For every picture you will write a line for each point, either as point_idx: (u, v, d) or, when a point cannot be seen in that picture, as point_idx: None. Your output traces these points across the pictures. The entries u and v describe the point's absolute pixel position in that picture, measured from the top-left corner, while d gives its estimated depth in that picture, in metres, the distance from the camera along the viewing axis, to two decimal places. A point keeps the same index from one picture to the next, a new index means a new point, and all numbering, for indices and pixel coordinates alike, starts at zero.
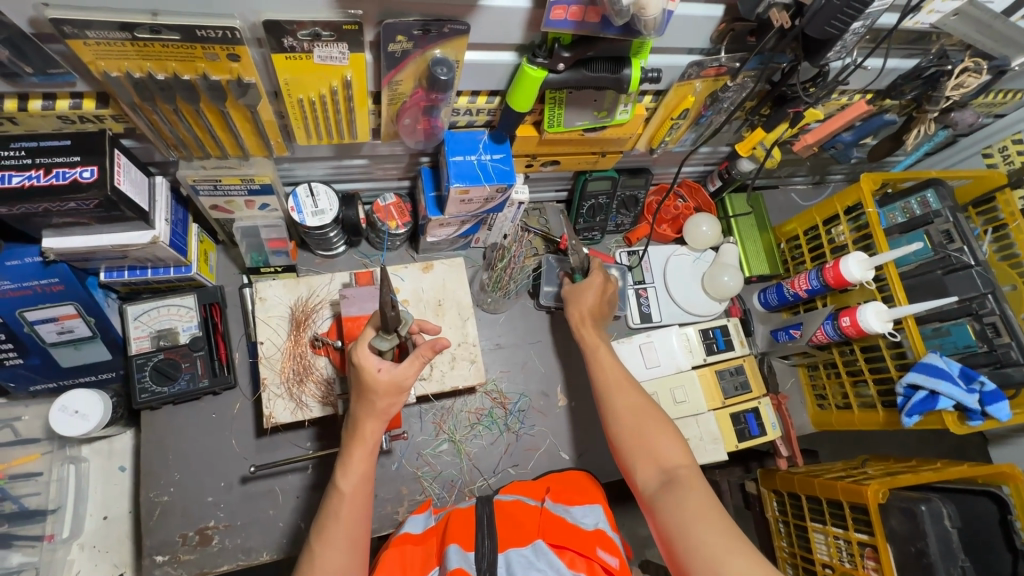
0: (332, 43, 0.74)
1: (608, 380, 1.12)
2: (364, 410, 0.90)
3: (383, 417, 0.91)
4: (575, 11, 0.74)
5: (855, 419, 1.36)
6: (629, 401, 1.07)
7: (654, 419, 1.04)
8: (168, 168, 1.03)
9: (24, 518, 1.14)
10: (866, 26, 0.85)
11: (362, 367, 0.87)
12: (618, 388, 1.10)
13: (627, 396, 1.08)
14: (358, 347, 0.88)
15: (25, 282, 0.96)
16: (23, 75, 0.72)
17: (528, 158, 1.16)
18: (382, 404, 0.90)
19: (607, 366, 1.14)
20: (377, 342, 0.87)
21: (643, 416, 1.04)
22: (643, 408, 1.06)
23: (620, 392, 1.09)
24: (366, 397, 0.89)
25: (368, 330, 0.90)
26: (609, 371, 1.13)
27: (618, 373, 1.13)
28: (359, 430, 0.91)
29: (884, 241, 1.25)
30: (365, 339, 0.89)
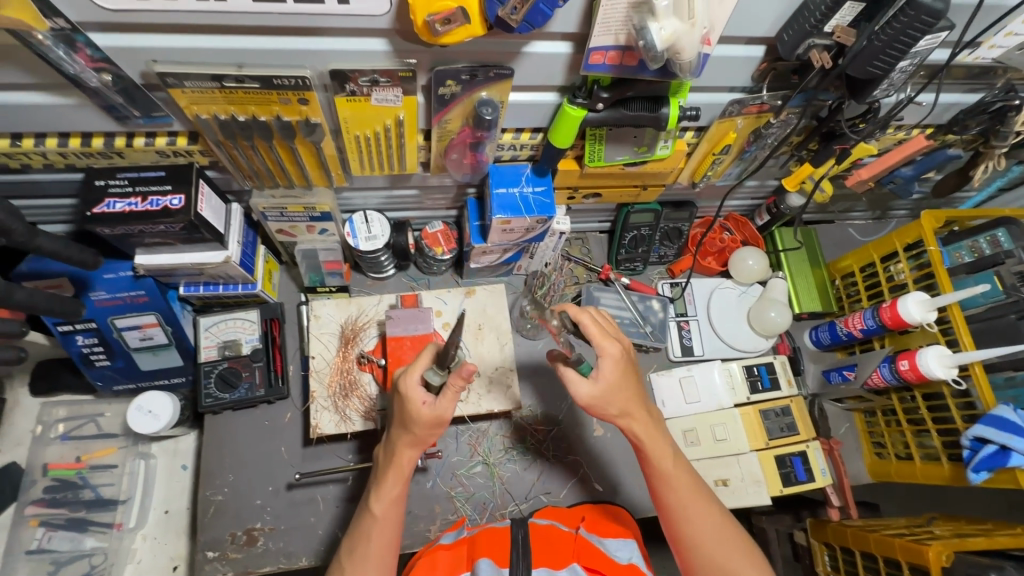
0: (389, 88, 0.82)
1: (679, 486, 0.93)
2: (405, 438, 0.90)
3: (420, 446, 0.92)
4: (613, 56, 0.77)
5: (916, 472, 1.27)
6: (708, 516, 0.92)
7: (736, 537, 0.92)
8: (243, 196, 1.15)
9: (99, 506, 1.29)
10: (915, 64, 0.84)
11: (407, 397, 0.86)
12: (694, 504, 0.92)
13: (705, 512, 0.92)
14: (408, 374, 0.87)
15: (118, 293, 1.09)
16: (132, 118, 0.85)
17: (569, 190, 1.20)
18: (422, 434, 0.89)
19: (675, 474, 0.93)
20: (428, 376, 0.85)
21: (725, 536, 0.91)
22: (723, 526, 0.92)
23: (698, 509, 0.92)
24: (410, 429, 0.89)
25: (426, 350, 0.89)
26: (681, 481, 0.93)
27: (690, 480, 0.94)
28: (398, 460, 0.93)
29: (948, 281, 1.19)
30: (416, 365, 0.88)
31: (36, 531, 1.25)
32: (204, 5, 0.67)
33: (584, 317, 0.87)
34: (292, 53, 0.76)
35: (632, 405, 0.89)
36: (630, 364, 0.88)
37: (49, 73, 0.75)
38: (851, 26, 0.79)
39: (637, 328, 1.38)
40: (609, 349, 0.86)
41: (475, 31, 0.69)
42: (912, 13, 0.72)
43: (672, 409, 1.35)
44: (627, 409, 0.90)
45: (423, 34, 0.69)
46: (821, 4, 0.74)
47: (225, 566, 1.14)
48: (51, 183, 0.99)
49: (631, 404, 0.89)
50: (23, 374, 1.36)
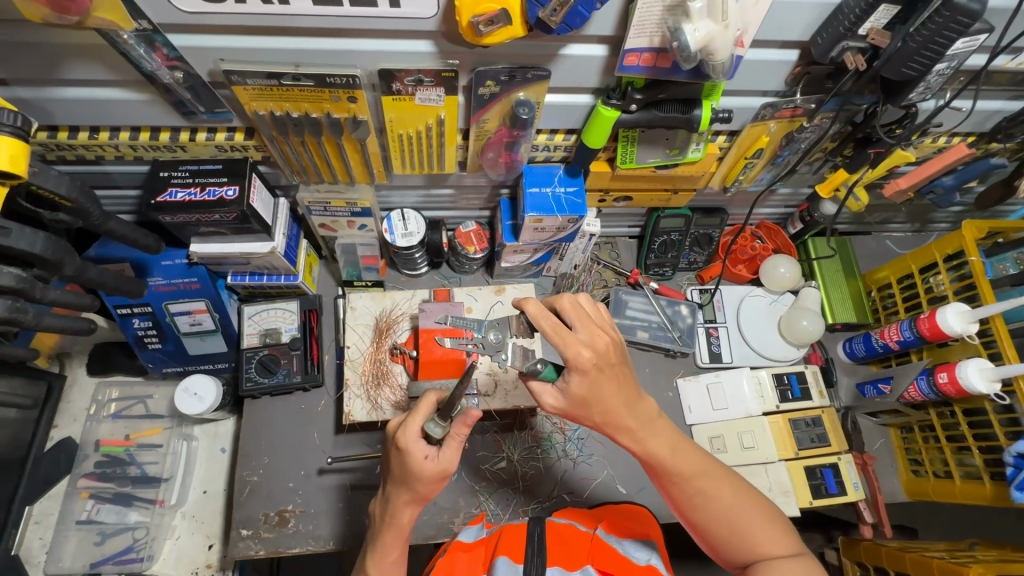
0: (432, 87, 0.87)
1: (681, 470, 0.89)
2: (404, 495, 0.87)
3: (417, 502, 0.88)
4: (647, 58, 0.81)
5: (956, 491, 1.23)
6: (722, 494, 0.89)
7: (753, 505, 0.90)
8: (290, 192, 1.21)
9: (144, 483, 1.35)
10: (953, 66, 0.84)
11: (408, 454, 0.84)
12: (704, 485, 0.89)
13: (717, 490, 0.89)
14: (406, 429, 0.85)
15: (173, 279, 1.17)
16: (198, 113, 0.93)
17: (600, 193, 1.23)
18: (425, 490, 0.87)
19: (676, 456, 0.89)
20: (428, 426, 0.85)
21: (744, 508, 0.89)
22: (739, 502, 0.89)
23: (709, 486, 0.89)
24: (409, 484, 0.86)
25: (426, 401, 0.88)
26: (684, 461, 0.89)
27: (695, 461, 0.90)
28: (396, 520, 0.89)
29: (991, 292, 1.16)
30: (415, 419, 0.86)
31: (86, 503, 1.34)
32: (269, 8, 0.73)
33: (541, 318, 0.79)
34: (344, 54, 0.82)
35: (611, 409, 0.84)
36: (602, 366, 0.81)
37: (128, 70, 0.83)
38: (886, 29, 0.80)
39: (664, 333, 1.38)
40: (579, 358, 0.79)
41: (515, 33, 0.74)
42: (947, 13, 0.72)
43: (698, 415, 1.34)
44: (612, 405, 0.84)
45: (467, 35, 0.73)
46: (855, 6, 0.75)
47: (258, 545, 1.18)
48: (120, 174, 1.08)
49: (616, 399, 0.84)
50: (81, 354, 1.46)
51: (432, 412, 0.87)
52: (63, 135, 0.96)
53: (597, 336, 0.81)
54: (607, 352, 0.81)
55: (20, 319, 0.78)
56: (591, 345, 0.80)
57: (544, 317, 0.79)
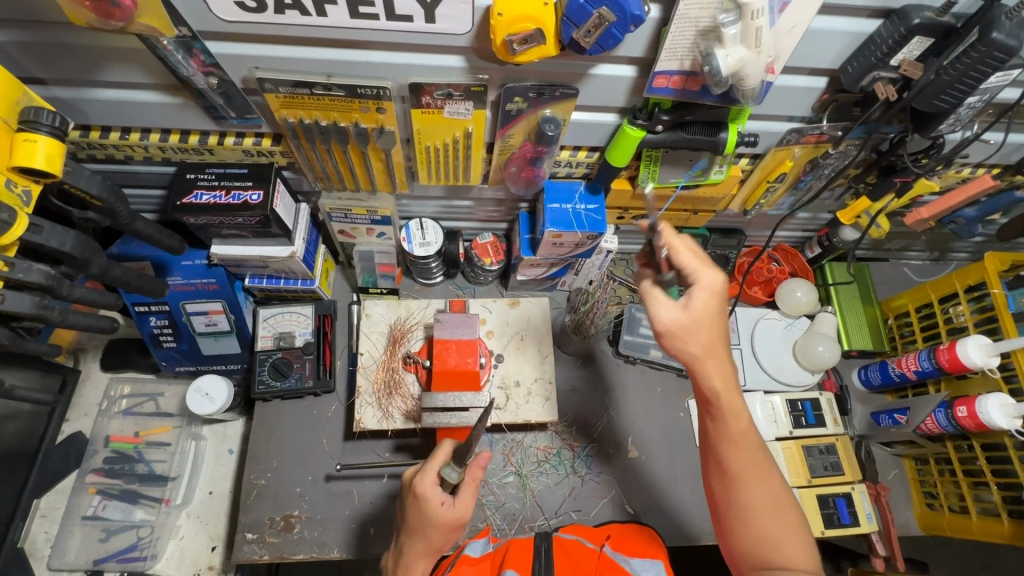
0: (461, 101, 0.87)
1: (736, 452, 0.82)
2: (419, 546, 0.87)
3: (429, 553, 0.88)
4: (676, 80, 0.81)
5: (972, 527, 1.20)
6: (763, 491, 0.81)
7: (790, 518, 0.81)
8: (312, 197, 1.23)
9: (151, 481, 1.35)
10: (983, 100, 0.84)
11: (425, 499, 0.86)
12: (749, 475, 0.82)
13: (761, 484, 0.82)
14: (423, 477, 0.87)
15: (192, 279, 1.18)
16: (228, 118, 0.94)
17: (619, 210, 1.23)
18: (439, 540, 0.87)
19: (739, 445, 0.82)
20: (445, 470, 0.87)
21: (773, 517, 0.81)
22: (779, 509, 0.81)
23: (756, 478, 0.82)
24: (423, 532, 0.86)
25: (441, 448, 0.91)
26: (740, 452, 0.82)
27: (751, 453, 0.82)
28: (409, 574, 0.88)
29: (1013, 326, 1.14)
30: (431, 465, 0.88)
31: (93, 499, 1.34)
32: (308, 19, 0.74)
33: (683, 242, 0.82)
34: (377, 66, 0.83)
35: (704, 358, 0.81)
36: (692, 325, 0.80)
37: (164, 75, 0.84)
38: (919, 60, 0.80)
39: None
40: (662, 316, 0.81)
41: (548, 51, 0.75)
42: (982, 49, 0.72)
43: None
44: (697, 362, 0.81)
45: (501, 52, 0.74)
46: (889, 37, 0.75)
47: (262, 550, 1.17)
48: (147, 174, 1.09)
49: (703, 358, 0.81)
50: (96, 349, 1.47)
51: (449, 458, 0.89)
52: (95, 134, 0.97)
53: (694, 302, 0.80)
54: (705, 309, 0.80)
55: (46, 315, 0.78)
56: (677, 308, 0.80)
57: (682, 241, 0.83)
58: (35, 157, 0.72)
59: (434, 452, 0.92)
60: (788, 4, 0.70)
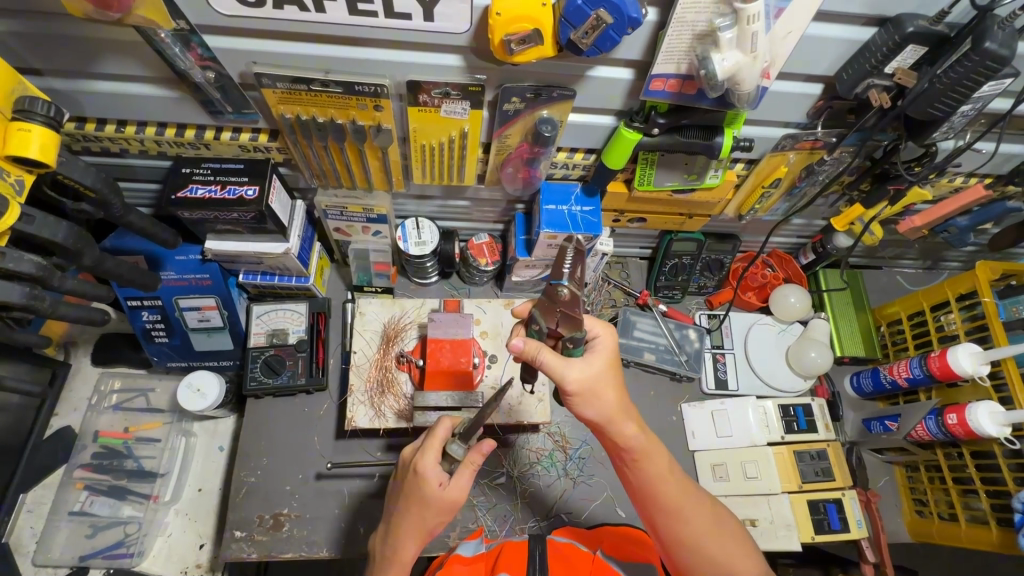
0: (458, 100, 0.88)
1: (667, 493, 0.86)
2: (410, 529, 0.87)
3: (419, 536, 0.88)
4: (673, 83, 0.82)
5: (961, 535, 1.20)
6: (701, 519, 0.87)
7: (730, 532, 0.89)
8: (308, 194, 1.22)
9: (139, 477, 1.34)
10: (976, 109, 0.85)
11: (424, 478, 0.85)
12: (686, 510, 0.87)
13: (699, 513, 0.88)
14: (425, 455, 0.86)
15: (185, 274, 1.18)
16: (225, 113, 0.94)
17: (615, 213, 1.23)
18: (431, 522, 0.87)
19: (666, 482, 0.86)
20: (449, 447, 0.86)
21: (719, 539, 0.87)
22: (720, 527, 0.89)
23: (692, 510, 0.87)
24: (418, 513, 0.86)
25: (442, 427, 0.89)
26: (671, 489, 0.87)
27: (680, 487, 0.87)
28: (398, 556, 0.88)
29: (1004, 334, 1.16)
30: (433, 444, 0.87)
31: (80, 494, 1.33)
32: (307, 16, 0.74)
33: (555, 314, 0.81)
34: (374, 63, 0.83)
35: (613, 407, 0.84)
36: (598, 381, 0.83)
37: (161, 68, 0.84)
38: (913, 68, 0.81)
39: (671, 356, 1.38)
40: (566, 378, 0.81)
41: (545, 52, 0.75)
42: (976, 58, 0.73)
43: (702, 442, 1.33)
44: (607, 421, 0.84)
45: (498, 52, 0.74)
46: (883, 45, 0.76)
47: (251, 548, 1.16)
48: (142, 168, 1.09)
49: (615, 414, 0.84)
50: (86, 344, 1.46)
51: (450, 436, 0.88)
52: (90, 126, 0.97)
53: (593, 360, 0.83)
54: (603, 359, 0.84)
55: (36, 306, 0.78)
56: (582, 366, 0.82)
57: (582, 294, 0.75)
58: (29, 147, 0.71)
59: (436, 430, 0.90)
60: (783, 10, 0.71)
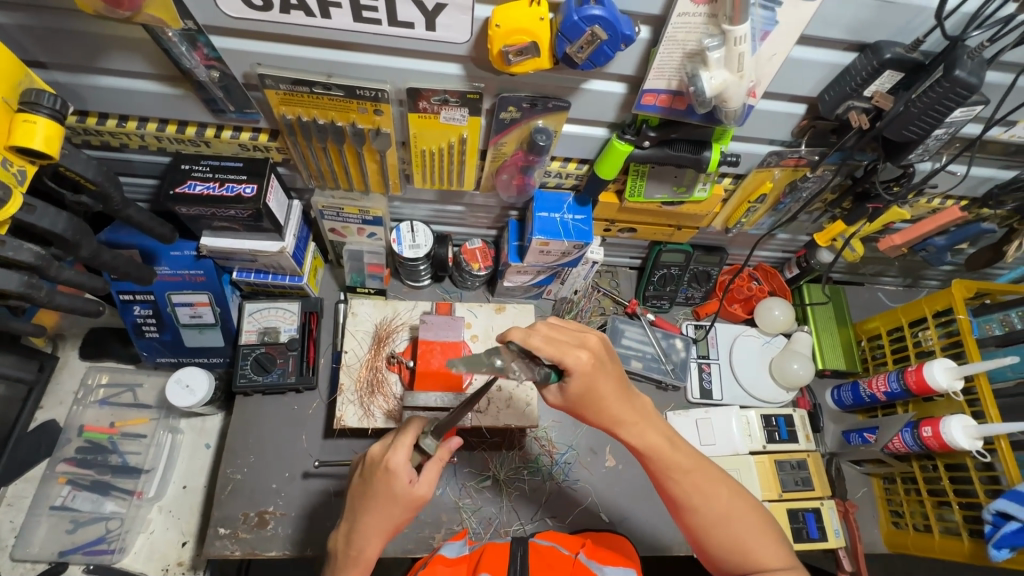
0: (457, 107, 0.90)
1: (687, 469, 0.90)
2: (376, 525, 0.88)
3: (382, 534, 0.89)
4: (664, 99, 0.85)
5: (935, 546, 1.23)
6: (720, 496, 0.90)
7: (748, 511, 0.91)
8: (304, 195, 1.24)
9: (124, 473, 1.33)
10: (949, 133, 0.89)
11: (396, 476, 0.86)
12: (706, 486, 0.90)
13: (716, 486, 0.91)
14: (396, 453, 0.87)
15: (179, 270, 1.19)
16: (227, 112, 0.96)
17: (606, 223, 1.26)
18: (396, 517, 0.89)
19: (677, 456, 0.90)
20: (421, 442, 0.89)
21: (739, 508, 0.91)
22: (736, 501, 0.91)
23: (711, 486, 0.91)
24: (386, 510, 0.87)
25: (412, 425, 0.91)
26: (688, 468, 0.90)
27: (696, 466, 0.91)
28: (363, 554, 0.89)
29: (976, 350, 1.20)
30: (404, 442, 0.88)
31: (63, 489, 1.32)
32: (313, 21, 0.77)
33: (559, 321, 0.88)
34: (375, 69, 0.86)
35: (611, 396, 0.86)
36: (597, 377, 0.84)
37: (166, 65, 0.86)
38: (889, 92, 0.85)
39: (658, 364, 1.41)
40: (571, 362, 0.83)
41: (542, 64, 0.78)
42: (948, 84, 0.76)
43: None
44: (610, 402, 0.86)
45: (497, 62, 0.77)
46: (862, 69, 0.80)
47: (235, 545, 1.16)
48: (141, 163, 1.10)
49: (613, 395, 0.86)
50: (75, 337, 1.45)
51: (422, 431, 0.91)
52: (92, 120, 0.99)
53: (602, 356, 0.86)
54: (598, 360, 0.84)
55: (33, 294, 0.79)
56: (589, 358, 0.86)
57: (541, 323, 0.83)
58: (33, 138, 0.73)
59: (404, 428, 0.92)
60: (768, 33, 0.74)
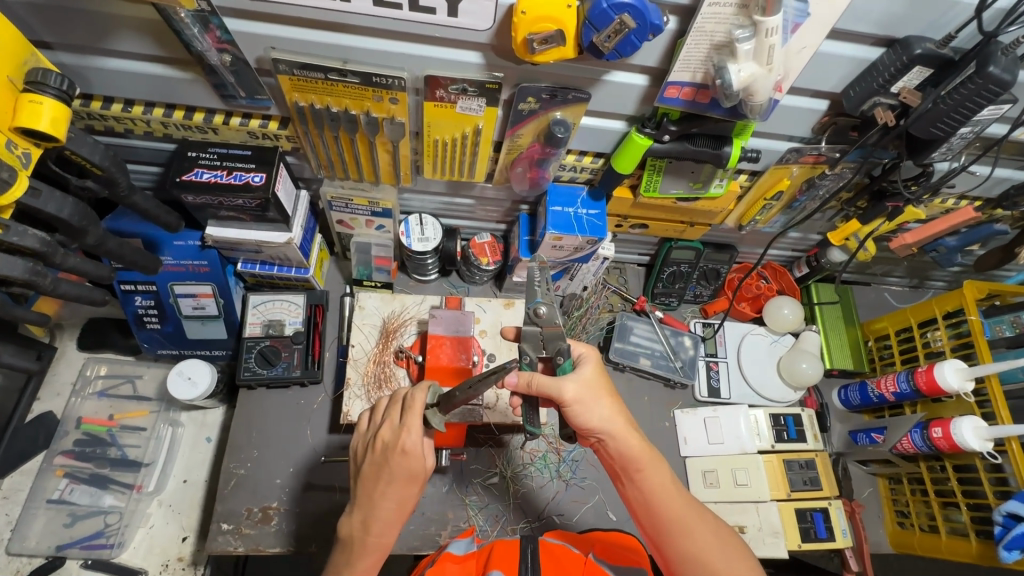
0: (475, 97, 0.88)
1: (665, 507, 0.86)
2: (393, 508, 0.87)
3: (400, 517, 0.88)
4: (687, 92, 0.83)
5: (942, 547, 1.24)
6: (704, 531, 0.85)
7: (736, 549, 0.85)
8: (312, 185, 1.21)
9: (123, 466, 1.30)
10: (974, 132, 0.88)
11: (414, 457, 0.86)
12: (687, 521, 0.86)
13: (699, 527, 0.85)
14: (410, 434, 0.85)
15: (183, 260, 1.16)
16: (237, 98, 0.93)
17: (618, 218, 1.24)
18: (411, 497, 0.88)
19: (657, 491, 0.87)
20: (431, 419, 0.85)
21: (723, 554, 0.83)
22: (722, 540, 0.85)
23: (693, 526, 0.85)
24: (404, 490, 0.87)
25: (417, 401, 0.87)
26: (671, 501, 0.87)
27: (681, 499, 0.87)
28: (380, 540, 0.87)
29: (988, 352, 1.19)
30: (416, 423, 0.86)
31: (60, 482, 1.29)
32: (329, 4, 0.74)
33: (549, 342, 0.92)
34: (392, 55, 0.83)
35: (612, 420, 0.89)
36: (591, 389, 0.89)
37: (177, 49, 0.84)
38: (917, 89, 0.83)
39: (666, 362, 1.40)
40: (563, 391, 0.87)
41: (566, 53, 0.76)
42: (980, 81, 0.75)
43: (694, 448, 1.34)
44: (608, 429, 0.88)
45: (520, 50, 0.75)
46: (891, 65, 0.78)
47: (238, 541, 1.14)
48: (145, 150, 1.07)
49: (609, 424, 0.89)
50: (73, 327, 1.42)
51: (427, 405, 0.87)
52: (96, 104, 0.96)
53: (583, 368, 0.90)
54: (594, 374, 0.91)
55: (38, 282, 0.76)
56: (575, 377, 0.88)
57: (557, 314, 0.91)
58: (40, 119, 0.70)
59: (409, 403, 0.88)
60: (800, 25, 0.72)
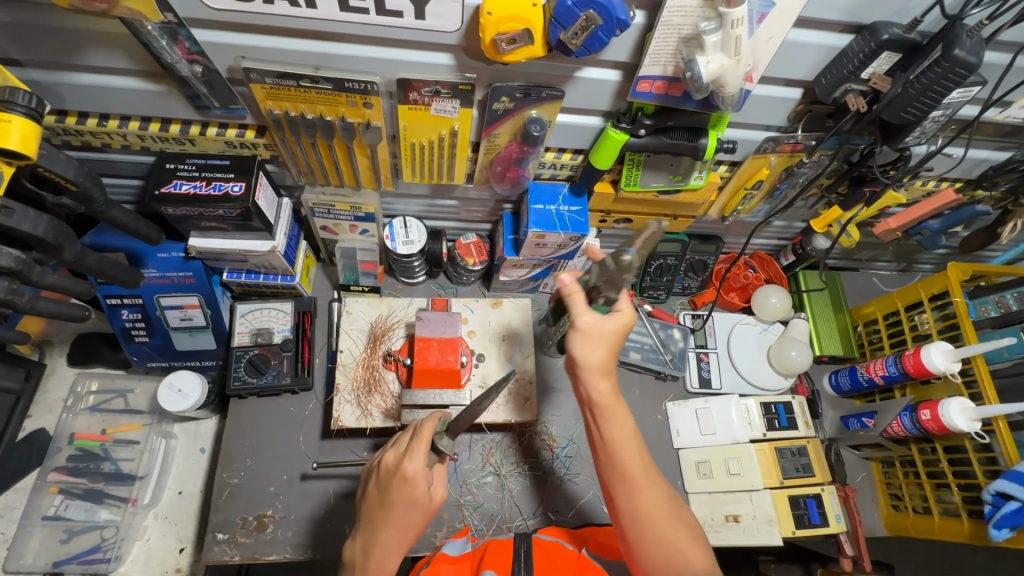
0: (448, 99, 0.88)
1: (627, 460, 0.88)
2: (393, 535, 0.86)
3: (402, 544, 0.87)
4: (660, 86, 0.84)
5: (935, 527, 1.24)
6: (657, 493, 0.87)
7: (684, 519, 0.87)
8: (294, 193, 1.22)
9: (117, 480, 1.30)
10: (946, 115, 0.88)
11: (416, 483, 0.86)
12: (644, 479, 0.87)
13: (654, 488, 0.87)
14: (413, 459, 0.87)
15: (168, 272, 1.16)
16: (211, 108, 0.93)
17: (602, 214, 1.24)
18: (416, 526, 0.88)
19: (622, 443, 0.89)
20: (438, 442, 0.89)
21: (669, 517, 0.86)
22: (673, 510, 0.87)
23: (649, 484, 0.87)
24: (406, 517, 0.86)
25: (423, 430, 0.90)
26: (631, 457, 0.88)
27: (642, 456, 0.89)
28: (382, 567, 0.86)
29: (973, 333, 1.20)
30: (421, 448, 0.88)
31: (55, 499, 1.28)
32: (297, 11, 0.75)
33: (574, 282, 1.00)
34: (364, 60, 0.84)
35: (597, 366, 0.89)
36: (605, 333, 0.90)
37: (146, 60, 0.83)
38: (887, 74, 0.84)
39: (656, 356, 1.40)
40: (581, 317, 0.91)
41: (535, 52, 0.76)
42: (946, 64, 0.76)
43: (686, 440, 1.35)
44: (591, 372, 0.90)
45: (489, 51, 0.75)
46: (859, 52, 0.78)
47: (234, 550, 1.15)
48: (124, 163, 1.08)
49: (597, 366, 0.90)
50: (62, 344, 1.43)
51: (435, 433, 0.91)
52: (71, 120, 0.96)
53: (610, 318, 0.91)
54: (619, 323, 0.91)
55: (15, 300, 0.77)
56: (597, 317, 0.91)
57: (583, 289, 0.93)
58: (9, 138, 0.70)
59: (416, 432, 0.90)
60: (765, 16, 0.73)
